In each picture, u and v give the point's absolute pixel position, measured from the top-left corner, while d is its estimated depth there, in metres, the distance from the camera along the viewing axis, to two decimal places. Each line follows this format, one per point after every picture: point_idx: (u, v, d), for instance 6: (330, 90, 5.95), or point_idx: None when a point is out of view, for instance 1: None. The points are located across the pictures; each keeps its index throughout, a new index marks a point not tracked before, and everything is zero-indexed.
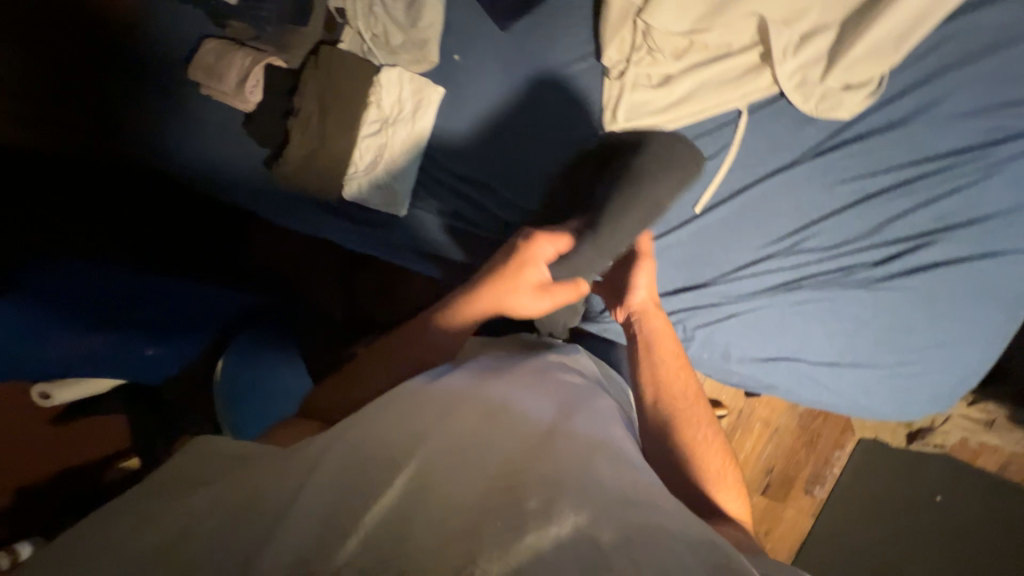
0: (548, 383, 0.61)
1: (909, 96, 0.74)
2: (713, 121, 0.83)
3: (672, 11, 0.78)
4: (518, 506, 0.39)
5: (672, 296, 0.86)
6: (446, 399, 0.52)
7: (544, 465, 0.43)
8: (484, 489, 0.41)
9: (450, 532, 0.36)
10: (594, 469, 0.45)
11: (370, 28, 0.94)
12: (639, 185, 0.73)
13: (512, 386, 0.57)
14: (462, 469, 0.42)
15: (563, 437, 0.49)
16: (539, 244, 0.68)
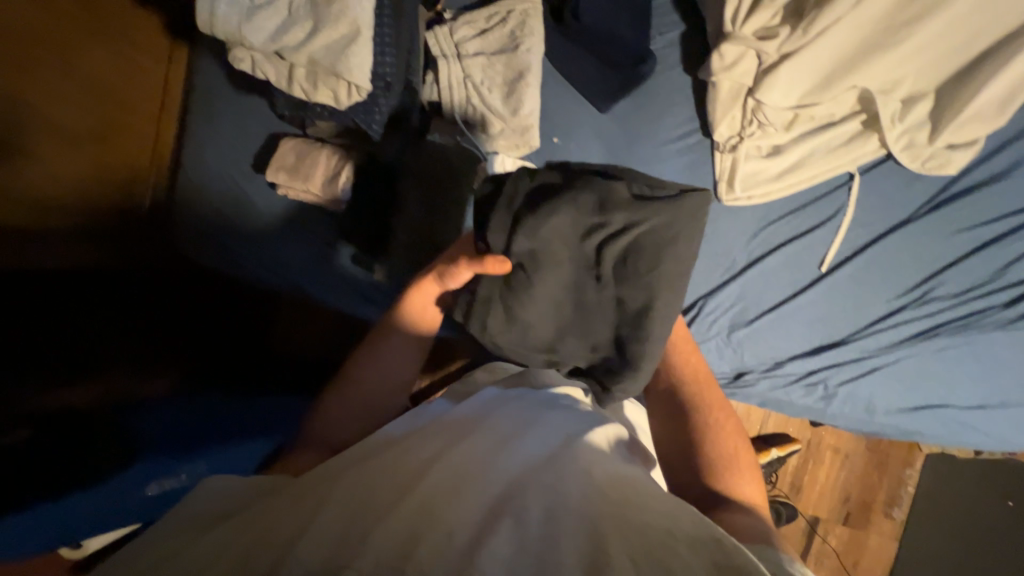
0: (566, 413, 0.64)
1: (1004, 151, 0.82)
2: (825, 185, 0.87)
3: (785, 88, 0.81)
4: (517, 522, 0.42)
5: (809, 356, 0.87)
6: (451, 437, 0.57)
7: (542, 486, 0.47)
8: (484, 510, 0.44)
9: (455, 545, 0.40)
10: (609, 497, 0.46)
11: (465, 117, 0.93)
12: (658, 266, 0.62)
13: (533, 422, 0.60)
14: (462, 495, 0.46)
15: (574, 465, 0.51)
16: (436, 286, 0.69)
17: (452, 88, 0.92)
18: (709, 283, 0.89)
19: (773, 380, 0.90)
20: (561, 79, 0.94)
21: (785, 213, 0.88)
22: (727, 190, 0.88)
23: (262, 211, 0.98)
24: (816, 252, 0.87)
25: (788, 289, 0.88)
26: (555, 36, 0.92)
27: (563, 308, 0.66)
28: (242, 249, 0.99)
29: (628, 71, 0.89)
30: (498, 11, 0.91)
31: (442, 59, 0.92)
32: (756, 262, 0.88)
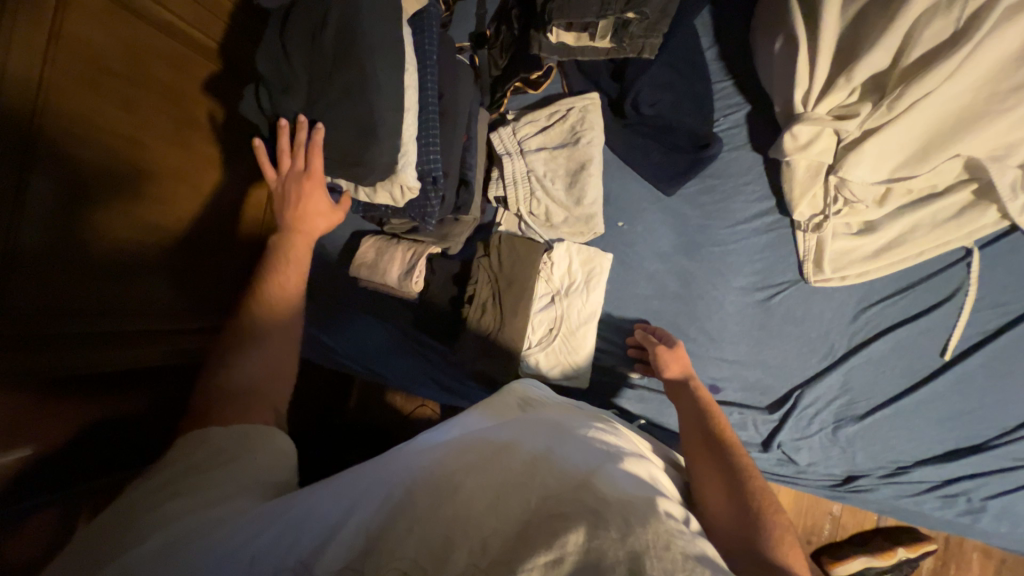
0: (590, 437, 0.55)
1: None
2: (936, 262, 0.77)
3: (873, 162, 0.75)
4: (546, 525, 0.38)
5: (943, 461, 0.75)
6: (459, 440, 0.52)
7: (577, 497, 0.41)
8: (512, 515, 0.40)
9: (474, 543, 0.37)
10: (680, 537, 0.39)
11: (529, 208, 0.96)
12: (390, 64, 0.71)
13: (562, 438, 0.53)
14: (484, 497, 0.41)
15: (621, 488, 0.44)
16: (309, 214, 0.81)
17: (516, 182, 0.96)
18: (805, 374, 0.81)
19: (897, 487, 0.77)
20: (624, 167, 0.96)
21: (888, 294, 0.79)
22: (816, 270, 0.81)
23: (350, 301, 1.08)
24: (936, 337, 0.76)
25: (908, 379, 0.77)
26: (617, 129, 0.95)
27: (358, 86, 0.71)
28: (331, 338, 1.08)
29: (695, 154, 0.89)
30: (559, 109, 0.97)
31: (507, 156, 0.98)
32: (860, 348, 0.79)
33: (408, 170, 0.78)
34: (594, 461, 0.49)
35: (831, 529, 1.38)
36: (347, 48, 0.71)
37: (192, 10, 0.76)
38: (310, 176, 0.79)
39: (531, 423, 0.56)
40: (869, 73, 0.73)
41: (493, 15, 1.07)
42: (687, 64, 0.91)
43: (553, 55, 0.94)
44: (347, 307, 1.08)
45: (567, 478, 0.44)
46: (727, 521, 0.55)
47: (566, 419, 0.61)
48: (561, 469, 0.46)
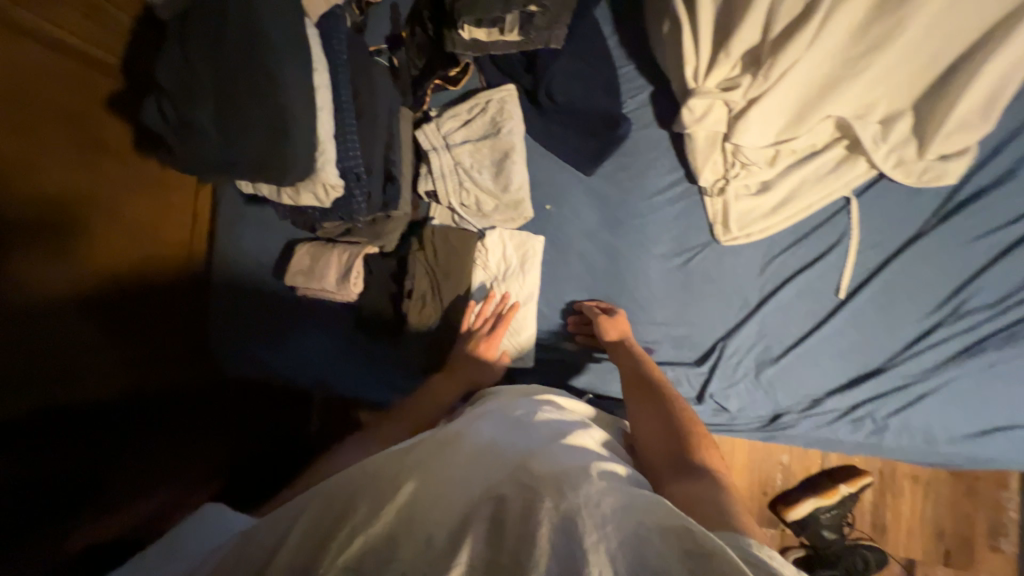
0: (537, 421, 0.58)
1: (1003, 153, 0.80)
2: (823, 212, 0.86)
3: (759, 128, 0.83)
4: (490, 506, 0.41)
5: (849, 388, 0.83)
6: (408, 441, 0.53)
7: (520, 474, 0.44)
8: (458, 503, 0.42)
9: (418, 537, 0.39)
10: (612, 497, 0.43)
11: (459, 199, 0.99)
12: (295, 61, 0.72)
13: (508, 425, 0.56)
14: (429, 493, 0.43)
15: (560, 461, 0.48)
16: (482, 348, 0.92)
17: (445, 176, 0.99)
18: (726, 326, 0.88)
19: (815, 419, 0.84)
20: (546, 152, 1.00)
21: (788, 245, 0.87)
22: (724, 231, 0.88)
23: (285, 313, 1.05)
24: (832, 279, 0.84)
25: (813, 319, 0.85)
26: (534, 118, 0.99)
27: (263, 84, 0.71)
28: (272, 355, 1.05)
29: (608, 135, 0.94)
30: (478, 102, 1.00)
31: (433, 151, 1.00)
32: (769, 297, 0.86)
33: (328, 167, 0.79)
34: (538, 441, 0.52)
35: (783, 479, 1.49)
36: (246, 46, 0.71)
37: (65, 15, 0.80)
38: (492, 334, 0.93)
39: (481, 416, 0.59)
40: (744, 47, 0.81)
41: (406, 18, 1.09)
42: (591, 51, 0.97)
43: (465, 51, 0.97)
44: (286, 320, 1.05)
45: (511, 456, 0.48)
46: (659, 459, 0.67)
47: (513, 404, 0.64)
48: (505, 453, 0.49)
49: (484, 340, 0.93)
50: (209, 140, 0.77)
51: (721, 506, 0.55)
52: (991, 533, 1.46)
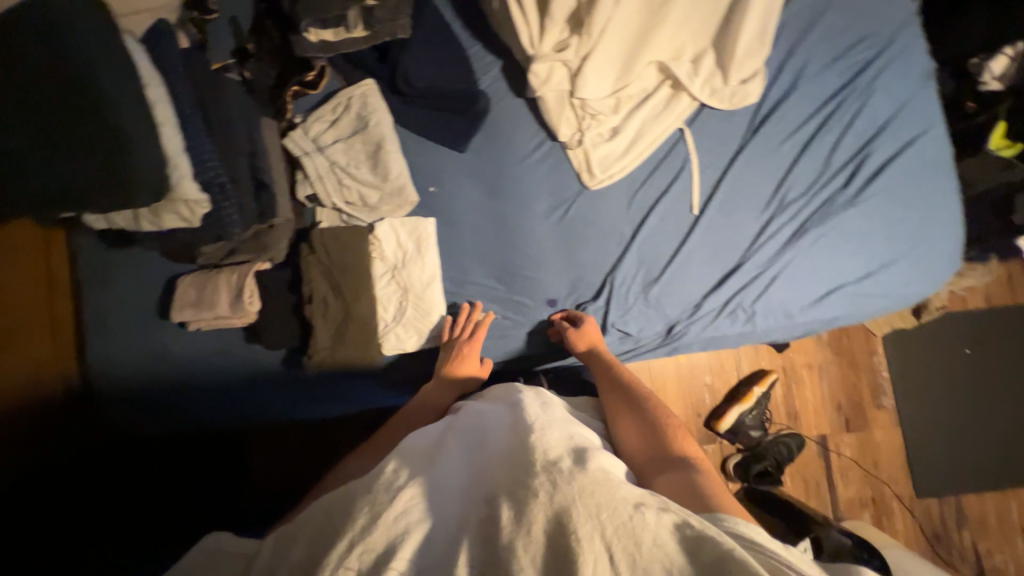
0: (531, 413, 0.64)
1: (784, 72, 0.97)
2: (666, 144, 0.99)
3: (596, 81, 0.94)
4: (501, 517, 0.46)
5: (717, 287, 0.96)
6: (422, 455, 0.58)
7: (526, 479, 0.50)
8: (472, 514, 0.48)
9: (440, 539, 0.47)
10: (613, 486, 0.50)
11: (343, 198, 0.99)
12: (113, 76, 0.69)
13: (511, 428, 0.61)
14: (444, 501, 0.50)
15: (560, 455, 0.54)
16: (461, 357, 0.91)
17: (323, 177, 0.99)
18: (608, 259, 0.97)
19: (700, 322, 0.96)
20: (418, 137, 1.04)
21: (645, 178, 0.99)
22: (590, 177, 0.98)
23: (187, 351, 1.01)
24: (684, 199, 0.97)
25: (679, 237, 0.97)
26: (399, 107, 1.03)
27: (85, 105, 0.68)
28: (186, 395, 1.01)
29: (471, 112, 1.01)
30: (340, 101, 1.01)
31: (306, 155, 1.00)
32: (640, 226, 0.97)
33: (186, 182, 0.77)
34: (536, 435, 0.58)
35: (710, 397, 1.65)
36: (56, 68, 0.67)
37: None
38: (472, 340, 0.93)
39: (483, 425, 0.65)
40: (565, 12, 0.91)
41: (249, 30, 1.07)
42: (439, 38, 1.03)
43: (316, 54, 0.99)
44: (190, 357, 1.01)
45: (523, 465, 0.53)
46: (640, 454, 0.72)
47: (510, 407, 0.69)
48: (513, 457, 0.55)
49: (465, 351, 0.92)
50: (42, 177, 0.71)
51: (704, 489, 0.61)
52: (875, 393, 1.72)
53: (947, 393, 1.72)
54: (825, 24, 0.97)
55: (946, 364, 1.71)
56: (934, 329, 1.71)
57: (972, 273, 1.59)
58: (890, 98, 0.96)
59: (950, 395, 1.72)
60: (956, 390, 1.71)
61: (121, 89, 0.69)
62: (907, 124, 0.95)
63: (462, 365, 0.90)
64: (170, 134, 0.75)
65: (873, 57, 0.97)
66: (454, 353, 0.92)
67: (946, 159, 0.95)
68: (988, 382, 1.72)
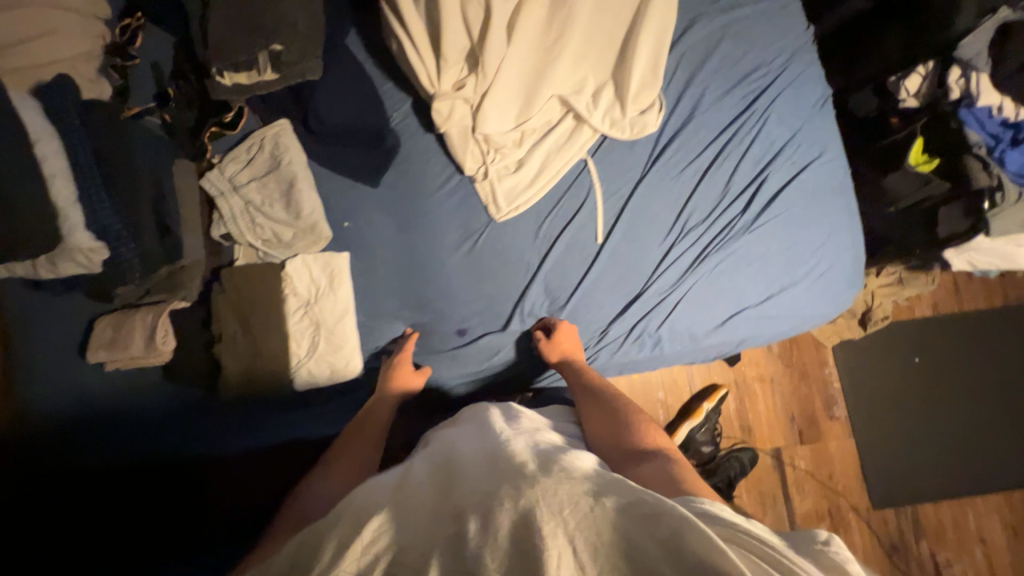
0: (501, 434, 0.68)
1: (682, 101, 1.00)
2: (571, 175, 1.01)
3: (496, 117, 0.97)
4: (466, 526, 0.49)
5: (621, 314, 0.98)
6: (396, 483, 0.60)
7: (494, 488, 0.53)
8: (438, 526, 0.50)
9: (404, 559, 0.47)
10: (574, 485, 0.53)
11: (257, 236, 1.02)
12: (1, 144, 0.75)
13: (481, 447, 0.64)
14: (412, 520, 0.52)
15: (525, 465, 0.57)
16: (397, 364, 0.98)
17: (237, 217, 1.01)
18: (522, 291, 1.01)
19: (607, 348, 1.00)
20: (333, 174, 1.06)
21: (551, 208, 1.01)
22: (497, 209, 1.00)
23: (98, 388, 0.97)
24: (589, 229, 1.00)
25: (585, 266, 1.00)
26: (312, 144, 1.05)
27: None
28: (86, 435, 0.95)
29: (381, 148, 1.03)
30: (253, 141, 1.04)
31: (220, 195, 1.02)
32: (546, 256, 1.00)
33: (77, 234, 0.81)
34: (503, 453, 0.61)
35: (661, 414, 1.65)
36: None
37: None
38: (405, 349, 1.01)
39: (456, 447, 0.68)
40: (460, 52, 0.93)
41: (170, 73, 1.10)
42: (351, 77, 1.06)
43: (232, 96, 1.02)
44: (101, 395, 0.98)
45: (490, 481, 0.55)
46: (615, 452, 0.76)
47: (481, 427, 0.72)
48: (479, 473, 0.57)
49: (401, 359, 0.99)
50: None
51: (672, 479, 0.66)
52: (828, 404, 1.71)
53: (901, 402, 1.71)
54: (721, 53, 1.00)
55: (895, 372, 1.71)
56: (882, 338, 1.72)
57: (914, 282, 1.60)
58: (786, 124, 0.98)
59: (903, 403, 1.71)
60: (908, 397, 1.71)
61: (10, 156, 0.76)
62: (802, 150, 0.97)
63: (399, 376, 0.97)
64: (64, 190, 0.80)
65: (768, 84, 0.99)
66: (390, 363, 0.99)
67: (840, 182, 0.97)
68: (938, 390, 1.72)
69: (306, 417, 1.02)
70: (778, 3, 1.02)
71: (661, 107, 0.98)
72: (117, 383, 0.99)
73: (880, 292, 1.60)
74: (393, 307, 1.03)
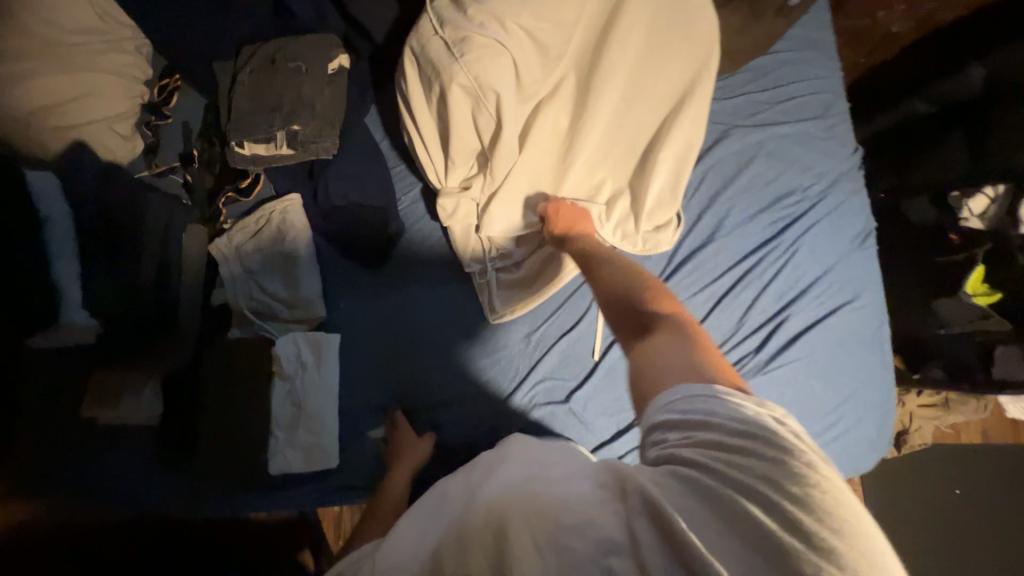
0: (510, 460, 0.65)
1: (703, 220, 0.92)
2: (573, 283, 0.97)
3: (501, 218, 0.93)
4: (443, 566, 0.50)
5: (610, 442, 0.92)
6: (409, 524, 0.63)
7: (482, 518, 0.53)
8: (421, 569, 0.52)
9: None
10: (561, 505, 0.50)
11: (253, 308, 1.02)
12: None
13: (485, 479, 0.63)
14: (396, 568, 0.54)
15: (522, 492, 0.55)
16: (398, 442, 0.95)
17: (236, 285, 1.03)
18: (510, 403, 0.95)
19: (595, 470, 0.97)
20: (337, 252, 1.06)
21: (548, 316, 0.97)
22: (492, 311, 0.97)
23: (74, 442, 0.98)
24: (586, 344, 0.95)
25: (577, 379, 0.95)
26: (318, 220, 1.05)
27: None
28: (62, 486, 0.97)
29: (382, 232, 1.02)
30: (262, 214, 1.04)
31: (224, 264, 1.03)
32: (535, 366, 0.95)
33: None
34: (506, 482, 0.59)
35: None
36: None
37: None
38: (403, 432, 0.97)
39: (472, 475, 0.67)
40: (470, 152, 0.89)
41: (198, 133, 1.12)
42: (364, 157, 1.05)
43: (250, 165, 1.03)
44: (76, 447, 0.98)
45: (478, 507, 0.56)
46: (610, 311, 0.72)
47: (493, 456, 0.70)
48: (477, 504, 0.57)
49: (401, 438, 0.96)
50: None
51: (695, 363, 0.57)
52: None
53: (945, 542, 1.47)
54: (753, 170, 0.92)
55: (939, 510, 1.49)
56: (918, 463, 1.54)
57: (962, 408, 1.42)
58: (816, 258, 0.89)
59: (946, 543, 1.47)
60: (952, 537, 1.47)
61: None
62: (832, 290, 0.88)
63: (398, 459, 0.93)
64: None
65: (801, 213, 0.90)
66: (394, 443, 0.96)
67: (872, 332, 0.87)
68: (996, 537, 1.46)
69: (271, 497, 1.00)
70: (824, 123, 0.93)
71: (680, 225, 0.91)
72: (91, 437, 0.98)
73: (920, 414, 1.44)
74: (376, 394, 1.02)
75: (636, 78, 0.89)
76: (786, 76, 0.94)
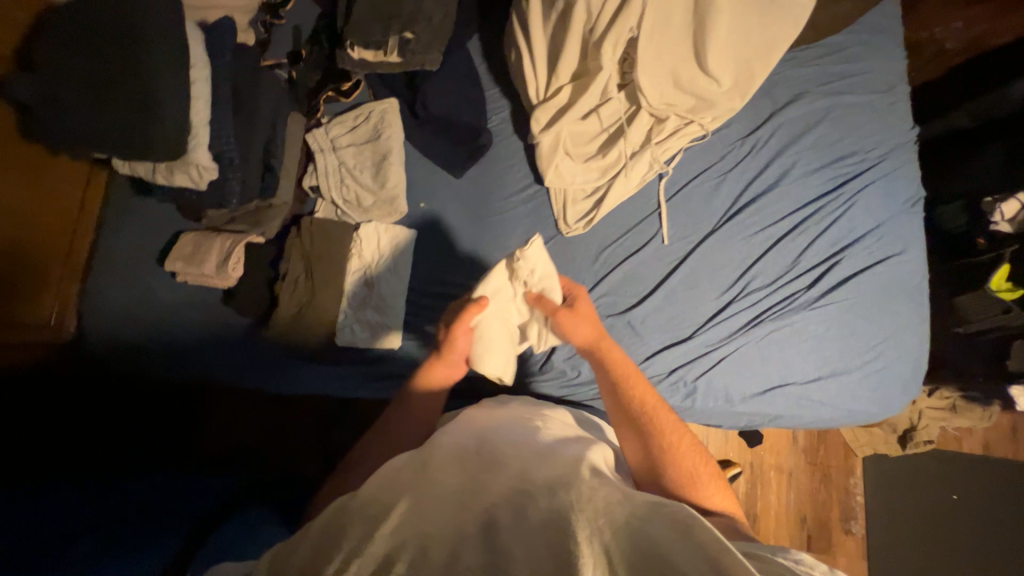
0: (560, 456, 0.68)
1: (772, 168, 1.01)
2: (645, 210, 1.04)
3: (583, 138, 1.04)
4: (490, 522, 0.51)
5: (662, 352, 0.96)
6: (451, 457, 0.66)
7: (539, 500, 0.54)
8: (459, 517, 0.53)
9: (436, 521, 0.51)
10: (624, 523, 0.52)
11: (342, 195, 1.09)
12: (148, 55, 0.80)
13: (537, 460, 0.65)
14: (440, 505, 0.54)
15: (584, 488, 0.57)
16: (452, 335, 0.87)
17: (329, 174, 1.09)
18: None
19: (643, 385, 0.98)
20: (423, 158, 1.14)
21: (618, 237, 1.03)
22: (566, 226, 1.03)
23: (164, 299, 1.06)
24: (651, 267, 1.01)
25: (638, 298, 1.00)
26: (412, 126, 1.13)
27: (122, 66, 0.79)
28: (144, 334, 1.05)
29: (471, 146, 1.11)
30: (362, 112, 1.12)
31: (319, 152, 1.10)
32: (601, 279, 1.01)
33: (200, 151, 0.88)
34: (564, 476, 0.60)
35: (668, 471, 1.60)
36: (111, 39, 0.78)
37: None
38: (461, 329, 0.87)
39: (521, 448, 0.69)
40: (571, 71, 0.99)
41: (307, 37, 1.21)
42: (462, 75, 1.14)
43: (356, 69, 1.10)
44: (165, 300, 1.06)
45: (541, 493, 0.56)
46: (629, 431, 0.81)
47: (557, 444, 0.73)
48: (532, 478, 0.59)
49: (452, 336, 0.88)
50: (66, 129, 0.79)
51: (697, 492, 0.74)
52: (844, 516, 1.61)
53: (935, 544, 1.56)
54: (819, 130, 1.01)
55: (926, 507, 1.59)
56: (918, 464, 1.63)
57: (971, 414, 1.48)
58: (871, 214, 0.98)
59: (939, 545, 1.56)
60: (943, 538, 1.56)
61: (164, 74, 0.81)
62: (882, 244, 0.97)
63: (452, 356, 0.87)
64: (199, 116, 0.88)
65: (858, 173, 1.00)
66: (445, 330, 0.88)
67: (913, 283, 0.97)
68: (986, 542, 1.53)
69: (333, 372, 1.06)
70: (888, 98, 1.04)
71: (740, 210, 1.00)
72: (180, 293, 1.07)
73: (929, 414, 1.48)
74: (443, 290, 1.09)
75: (742, 20, 0.96)
76: (857, 52, 1.05)
